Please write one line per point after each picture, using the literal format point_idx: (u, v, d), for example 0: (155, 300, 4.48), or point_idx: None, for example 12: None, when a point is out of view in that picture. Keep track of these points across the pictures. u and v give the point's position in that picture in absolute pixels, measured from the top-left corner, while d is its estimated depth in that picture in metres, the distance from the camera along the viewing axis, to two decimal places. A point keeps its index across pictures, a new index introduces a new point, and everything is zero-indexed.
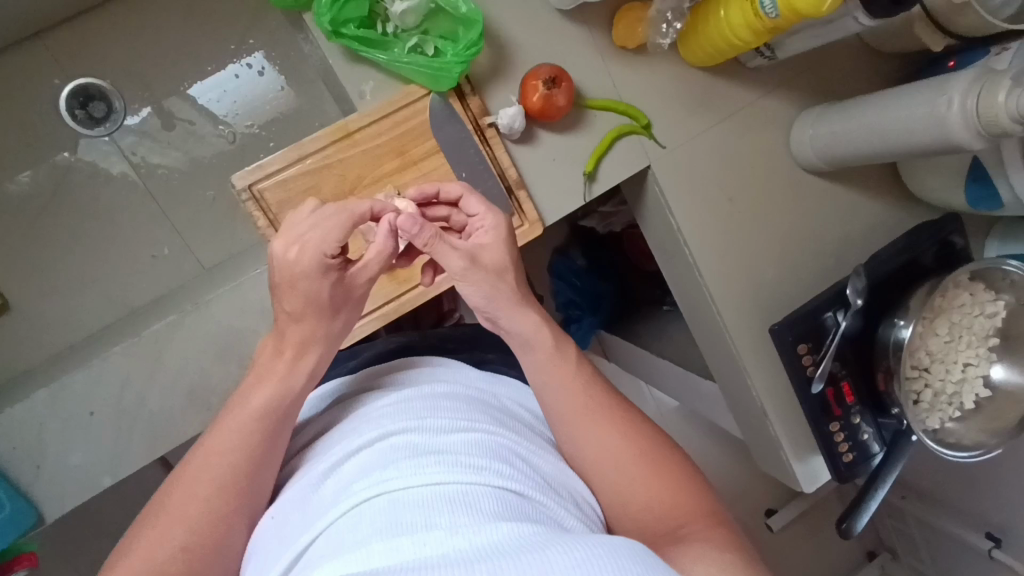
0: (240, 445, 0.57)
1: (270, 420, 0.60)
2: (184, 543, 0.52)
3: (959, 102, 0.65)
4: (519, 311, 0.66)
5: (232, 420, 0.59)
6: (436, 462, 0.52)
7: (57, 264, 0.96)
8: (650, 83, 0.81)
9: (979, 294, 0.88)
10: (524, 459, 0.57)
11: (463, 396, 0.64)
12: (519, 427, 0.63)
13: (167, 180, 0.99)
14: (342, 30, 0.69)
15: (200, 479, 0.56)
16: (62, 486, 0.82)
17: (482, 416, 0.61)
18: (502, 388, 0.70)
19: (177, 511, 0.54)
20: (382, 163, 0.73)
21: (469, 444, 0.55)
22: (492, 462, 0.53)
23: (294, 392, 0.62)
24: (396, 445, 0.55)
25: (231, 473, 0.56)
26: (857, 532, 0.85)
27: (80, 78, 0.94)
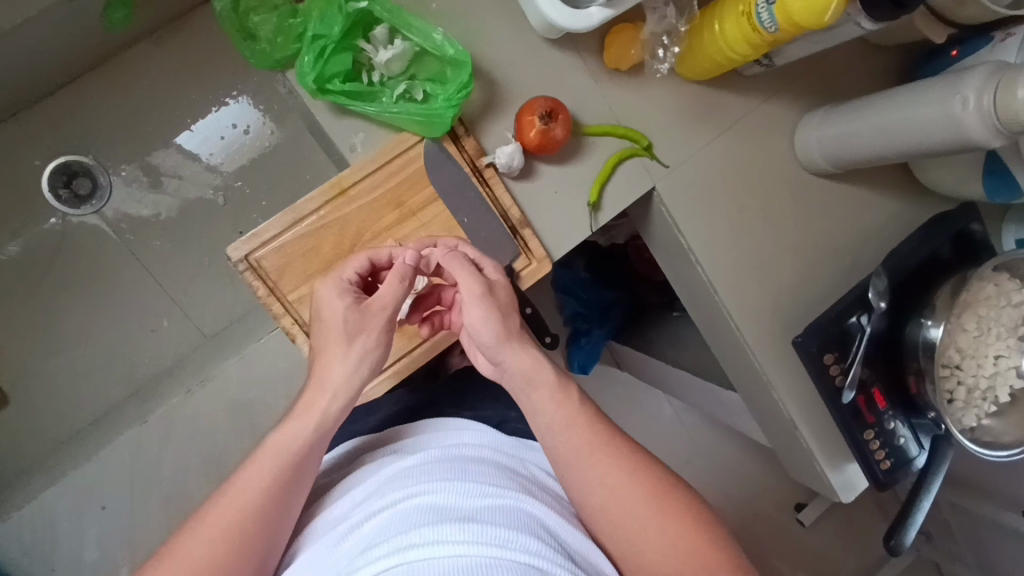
0: (256, 498, 0.56)
1: (290, 471, 0.58)
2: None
3: (975, 101, 0.62)
4: (519, 349, 0.63)
5: (255, 464, 0.58)
6: (460, 529, 0.49)
7: (53, 349, 0.92)
8: (647, 103, 0.79)
9: (1005, 283, 0.85)
10: (552, 533, 0.55)
11: (492, 460, 0.62)
12: (546, 498, 0.60)
13: (158, 249, 0.95)
14: (328, 86, 0.66)
15: (212, 526, 0.55)
16: None
17: (511, 483, 0.59)
18: (530, 454, 0.68)
19: (187, 558, 0.53)
20: (381, 219, 0.70)
21: (496, 511, 0.53)
22: (520, 535, 0.51)
23: (319, 445, 0.60)
24: (420, 506, 0.53)
25: (242, 525, 0.55)
26: (906, 546, 0.83)
27: (61, 156, 0.91)
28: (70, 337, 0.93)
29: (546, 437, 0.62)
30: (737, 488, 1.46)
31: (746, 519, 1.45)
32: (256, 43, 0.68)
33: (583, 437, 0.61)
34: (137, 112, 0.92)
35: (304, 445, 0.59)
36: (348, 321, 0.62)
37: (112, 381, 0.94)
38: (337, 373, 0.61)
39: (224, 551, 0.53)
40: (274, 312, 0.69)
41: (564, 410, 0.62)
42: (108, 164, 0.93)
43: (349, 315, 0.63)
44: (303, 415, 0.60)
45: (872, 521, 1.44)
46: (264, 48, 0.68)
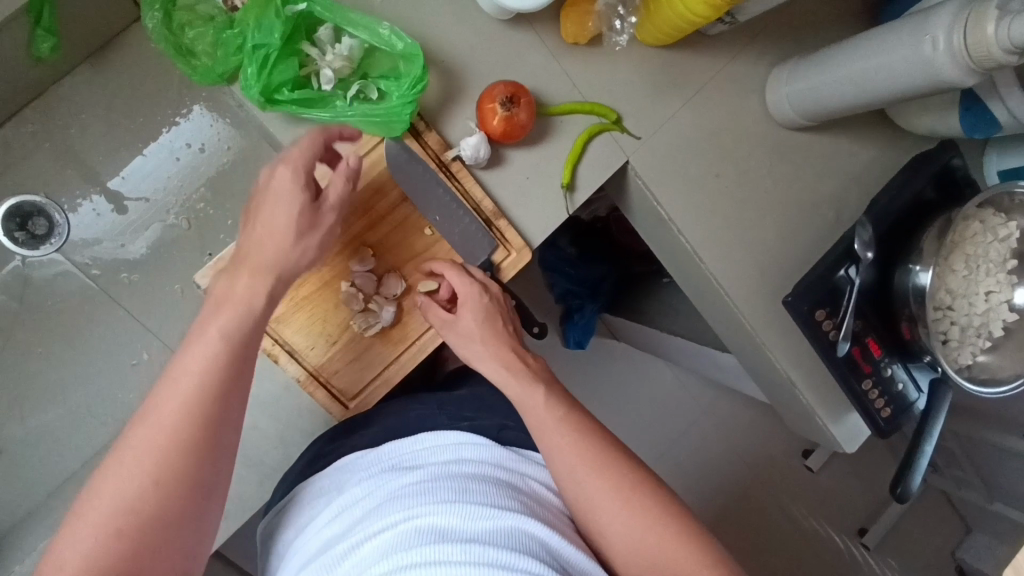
0: (185, 395, 0.52)
1: (227, 359, 0.55)
2: (156, 498, 0.51)
3: (945, 41, 0.60)
4: (487, 360, 0.68)
5: (185, 367, 0.53)
6: (461, 552, 0.51)
7: (35, 394, 0.90)
8: (612, 76, 0.76)
9: (990, 219, 0.84)
10: (553, 554, 0.55)
11: (491, 475, 0.62)
12: (546, 514, 0.61)
13: (131, 281, 0.92)
14: (277, 96, 0.64)
15: (158, 429, 0.52)
16: None
17: (512, 499, 0.59)
18: (531, 469, 0.67)
19: (129, 467, 0.51)
20: (355, 223, 0.69)
21: (497, 533, 0.54)
22: (521, 557, 0.52)
23: (243, 358, 0.56)
24: (421, 529, 0.54)
25: (196, 418, 0.52)
26: (914, 492, 0.82)
27: (12, 198, 0.87)
28: (52, 379, 0.90)
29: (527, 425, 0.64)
30: (742, 444, 1.48)
31: (756, 473, 1.46)
32: (196, 59, 0.66)
33: (558, 438, 0.63)
34: (87, 140, 0.88)
35: (230, 346, 0.55)
36: (300, 219, 0.61)
37: (101, 420, 0.91)
38: (280, 262, 0.60)
39: (186, 439, 0.52)
40: None
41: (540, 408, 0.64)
42: (62, 200, 0.90)
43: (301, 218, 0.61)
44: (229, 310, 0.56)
45: (878, 461, 1.46)
46: (206, 63, 0.66)
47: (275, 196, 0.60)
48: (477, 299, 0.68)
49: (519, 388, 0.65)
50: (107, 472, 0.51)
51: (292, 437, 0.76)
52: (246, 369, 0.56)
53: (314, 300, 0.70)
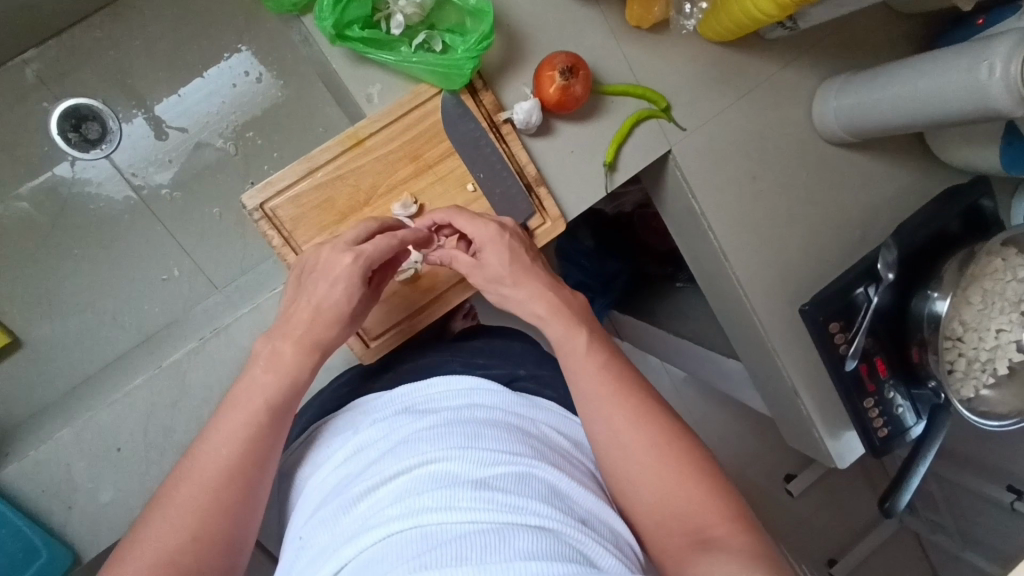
0: (243, 437, 0.57)
1: (274, 404, 0.59)
2: (200, 538, 0.54)
3: (1002, 68, 0.61)
4: (526, 288, 0.67)
5: (232, 413, 0.58)
6: (471, 496, 0.53)
7: (58, 296, 0.91)
8: (668, 64, 0.77)
9: (1012, 258, 0.86)
10: (562, 497, 0.57)
11: (504, 424, 0.64)
12: (557, 459, 0.63)
13: (169, 201, 0.94)
14: (347, 32, 0.65)
15: (204, 471, 0.56)
16: (97, 530, 0.74)
17: (523, 448, 0.61)
18: (542, 417, 0.70)
19: (188, 505, 0.55)
20: (399, 169, 0.70)
21: (509, 479, 0.56)
22: (531, 501, 0.54)
23: (297, 394, 0.61)
24: (435, 473, 0.56)
25: (250, 457, 0.57)
26: (900, 510, 0.84)
27: (69, 99, 0.89)
28: (78, 286, 0.92)
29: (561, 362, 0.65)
30: (730, 456, 1.49)
31: (739, 486, 1.47)
32: None
33: (601, 383, 0.63)
34: (145, 56, 0.90)
35: (276, 391, 0.59)
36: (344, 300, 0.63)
37: (119, 333, 0.93)
38: (319, 330, 0.62)
39: (236, 471, 0.56)
40: (287, 262, 0.69)
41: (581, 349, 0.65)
42: (117, 109, 0.91)
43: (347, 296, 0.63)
44: (279, 357, 0.60)
45: (860, 491, 1.48)
46: None
47: (320, 283, 0.62)
48: (498, 238, 0.68)
49: (563, 329, 0.65)
50: (161, 517, 0.54)
51: None
52: (293, 409, 0.61)
53: None
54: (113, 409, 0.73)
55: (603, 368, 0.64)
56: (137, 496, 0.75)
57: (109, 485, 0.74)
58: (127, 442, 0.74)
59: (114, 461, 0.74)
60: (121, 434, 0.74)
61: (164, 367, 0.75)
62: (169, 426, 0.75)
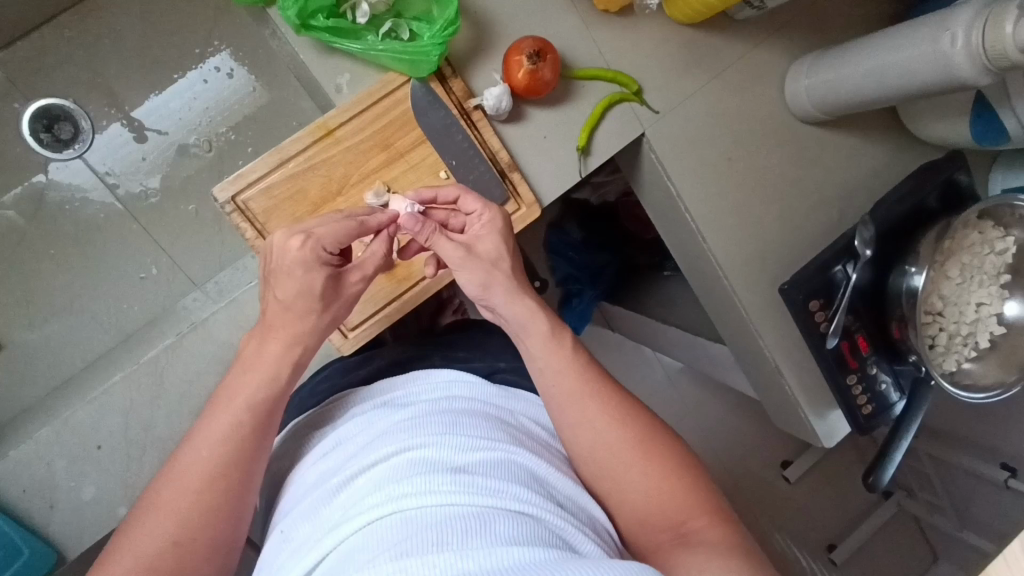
0: (226, 441, 0.58)
1: (259, 407, 0.59)
2: (183, 543, 0.55)
3: (964, 38, 0.62)
4: (514, 298, 0.66)
5: (219, 416, 0.58)
6: (451, 481, 0.53)
7: (38, 299, 0.91)
8: (638, 47, 0.78)
9: (989, 231, 0.86)
10: (542, 483, 0.58)
11: (482, 413, 0.65)
12: (536, 447, 0.64)
13: (148, 202, 0.95)
14: (312, 22, 0.65)
15: (191, 474, 0.57)
16: (79, 528, 0.75)
17: (501, 435, 0.62)
18: (520, 405, 0.71)
19: (171, 510, 0.55)
20: (370, 158, 0.70)
21: (488, 465, 0.56)
22: (510, 485, 0.55)
23: (281, 396, 0.61)
24: (414, 460, 0.56)
25: (233, 460, 0.57)
26: (885, 485, 0.85)
27: (40, 100, 0.89)
28: (57, 288, 0.92)
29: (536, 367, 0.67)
30: (723, 443, 1.50)
31: (732, 472, 1.47)
32: None
33: (580, 387, 0.66)
34: (117, 56, 0.90)
35: (261, 395, 0.60)
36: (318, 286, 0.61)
37: (100, 335, 0.93)
38: (301, 326, 0.62)
39: (219, 476, 0.57)
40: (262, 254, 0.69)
41: (555, 356, 0.66)
42: (89, 110, 0.92)
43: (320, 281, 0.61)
44: (263, 362, 0.61)
45: (854, 474, 1.48)
46: None
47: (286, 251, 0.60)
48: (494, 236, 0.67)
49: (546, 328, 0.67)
50: (144, 523, 0.55)
51: None
52: (278, 411, 0.61)
53: None
54: (92, 407, 0.74)
55: (582, 372, 0.67)
56: (119, 493, 0.75)
57: (91, 482, 0.74)
58: (107, 439, 0.75)
59: (95, 459, 0.74)
60: (101, 431, 0.74)
61: (143, 363, 0.75)
62: (150, 422, 0.75)
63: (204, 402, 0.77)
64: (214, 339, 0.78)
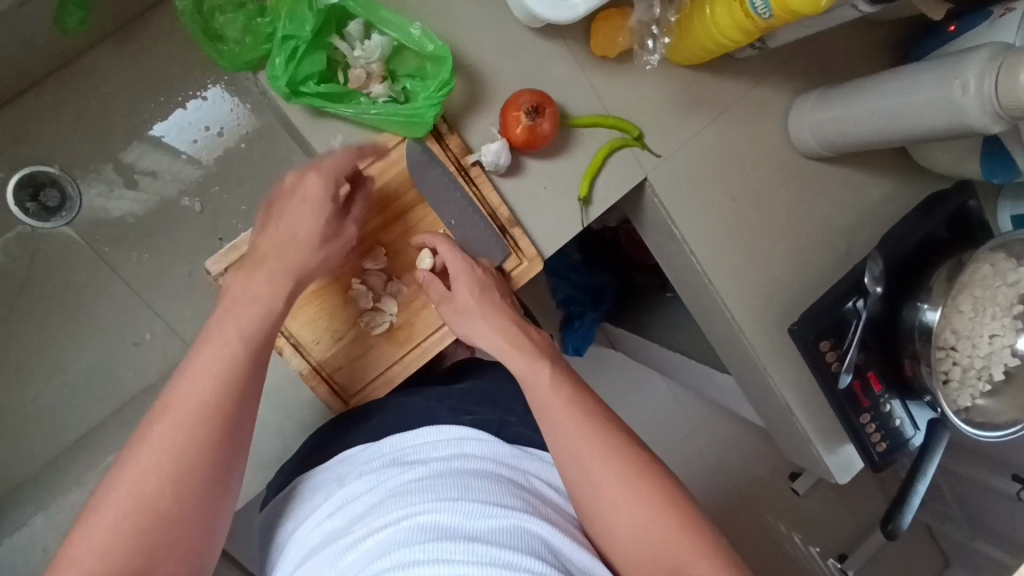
0: (213, 391, 0.53)
1: (233, 387, 0.54)
2: (165, 506, 0.50)
3: (976, 86, 0.60)
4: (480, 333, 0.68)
5: (203, 357, 0.54)
6: (465, 550, 0.51)
7: (33, 365, 0.90)
8: (638, 92, 0.76)
9: (1000, 263, 0.83)
10: (557, 553, 0.56)
11: (495, 473, 0.63)
12: (549, 513, 0.62)
13: (137, 263, 0.92)
14: (302, 88, 0.63)
15: (175, 423, 0.52)
16: None
17: (514, 497, 0.60)
18: (533, 465, 0.69)
19: (152, 466, 0.50)
20: (367, 221, 0.69)
21: (501, 532, 0.54)
22: (524, 555, 0.53)
23: (263, 347, 0.57)
24: (423, 526, 0.54)
25: (217, 417, 0.53)
26: (903, 530, 0.83)
27: (25, 167, 0.87)
28: (51, 354, 0.90)
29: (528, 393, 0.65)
30: (731, 462, 1.48)
31: (743, 496, 1.45)
32: (222, 44, 0.64)
33: (569, 419, 0.63)
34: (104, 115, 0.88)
35: (231, 377, 0.54)
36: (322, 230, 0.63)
37: (98, 398, 0.91)
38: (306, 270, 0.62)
39: (202, 431, 0.52)
40: None
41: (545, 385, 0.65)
42: (75, 174, 0.89)
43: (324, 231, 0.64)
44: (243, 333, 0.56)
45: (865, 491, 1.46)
46: (232, 49, 0.64)
47: (306, 221, 0.62)
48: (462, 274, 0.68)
49: (524, 366, 0.66)
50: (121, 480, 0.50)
51: (292, 428, 0.77)
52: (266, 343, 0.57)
53: (326, 295, 0.70)
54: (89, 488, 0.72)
55: (571, 400, 0.64)
56: None
57: None
58: None
59: None
60: None
61: None
62: None
63: None
64: None
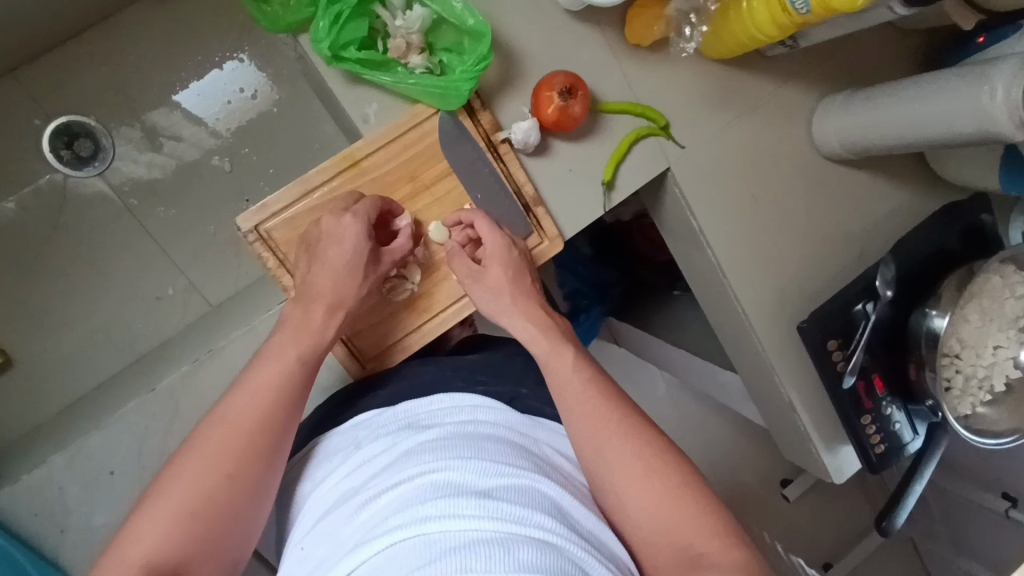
0: (258, 415, 0.59)
1: (278, 413, 0.60)
2: (202, 513, 0.55)
3: (1004, 92, 0.61)
4: (513, 320, 0.69)
5: (251, 387, 0.60)
6: (476, 505, 0.52)
7: (54, 314, 0.93)
8: (668, 83, 0.77)
9: (1010, 275, 0.85)
10: (566, 514, 0.57)
11: (508, 439, 0.64)
12: (559, 477, 0.63)
13: (163, 217, 0.97)
14: (343, 53, 0.64)
15: (222, 443, 0.57)
16: (88, 554, 0.75)
17: (526, 461, 0.61)
18: (542, 434, 0.70)
19: (195, 478, 0.56)
20: (395, 190, 0.70)
21: (511, 491, 0.55)
22: (533, 512, 0.54)
23: (303, 381, 0.62)
24: (436, 483, 0.55)
25: (259, 436, 0.59)
26: (897, 528, 0.85)
27: (62, 116, 0.92)
28: (73, 305, 0.94)
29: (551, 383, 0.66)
30: (729, 467, 1.47)
31: (737, 498, 1.46)
32: (267, 5, 0.65)
33: (592, 406, 0.64)
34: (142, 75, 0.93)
35: (277, 404, 0.60)
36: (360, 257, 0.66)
37: (116, 352, 0.95)
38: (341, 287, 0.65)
39: (242, 450, 0.57)
40: (283, 283, 0.68)
41: (567, 373, 0.66)
42: (109, 126, 0.94)
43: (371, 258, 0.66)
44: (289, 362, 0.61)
45: (856, 500, 1.47)
46: (276, 10, 0.65)
47: (358, 230, 0.64)
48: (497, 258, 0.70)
49: (548, 352, 0.67)
50: (168, 489, 0.55)
51: None
52: (310, 376, 0.63)
53: None
54: (105, 433, 0.73)
55: (591, 386, 0.66)
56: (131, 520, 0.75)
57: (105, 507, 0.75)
58: (121, 465, 0.74)
59: (107, 485, 0.74)
60: (114, 456, 0.74)
61: (157, 391, 0.74)
62: (163, 447, 0.75)
63: None
64: (228, 365, 0.76)
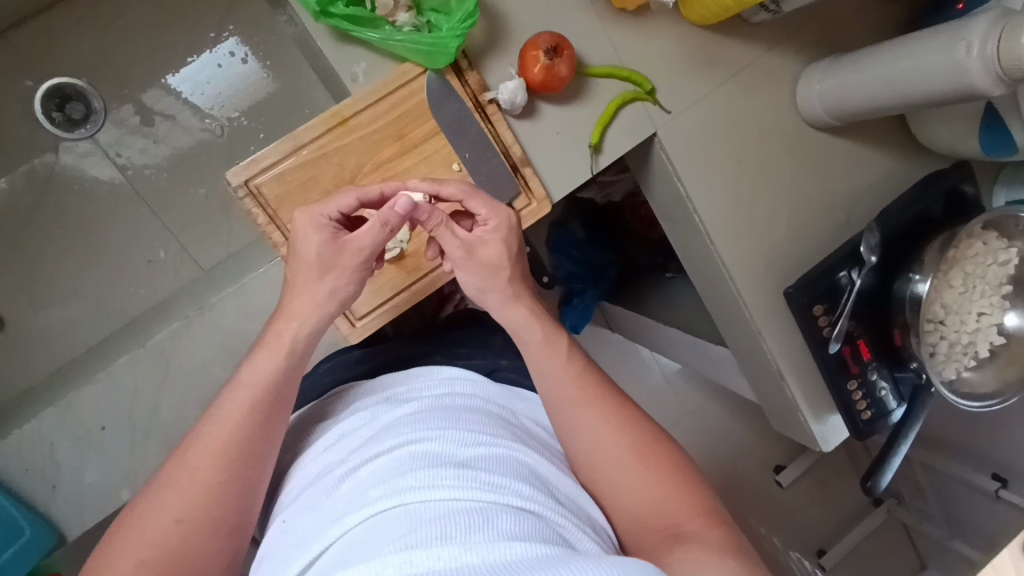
0: (237, 422, 0.58)
1: (255, 423, 0.59)
2: (186, 521, 0.55)
3: (979, 48, 0.62)
4: (507, 304, 0.69)
5: (232, 395, 0.60)
6: (455, 475, 0.52)
7: (49, 279, 0.99)
8: (653, 47, 0.78)
9: (992, 242, 0.86)
10: (543, 480, 0.58)
11: (485, 410, 0.65)
12: (536, 446, 0.64)
13: (156, 180, 1.02)
14: (331, 9, 0.65)
15: (202, 454, 0.57)
16: (81, 502, 0.81)
17: (503, 432, 0.62)
18: (519, 405, 0.71)
19: (181, 486, 0.56)
20: (385, 148, 0.71)
21: (490, 460, 0.55)
22: (512, 482, 0.54)
23: (282, 391, 0.61)
24: (416, 453, 0.55)
25: (239, 443, 0.58)
26: (882, 489, 0.87)
27: (55, 78, 0.96)
28: (68, 275, 0.99)
29: (537, 375, 0.67)
30: (720, 447, 1.48)
31: (729, 479, 1.46)
32: None
33: (574, 390, 0.66)
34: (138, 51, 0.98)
35: (237, 431, 0.58)
36: (322, 258, 0.64)
37: (107, 318, 1.00)
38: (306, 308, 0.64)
39: (222, 457, 0.57)
40: (272, 240, 0.69)
41: (557, 359, 0.67)
42: (101, 91, 0.98)
43: (324, 251, 0.63)
44: (248, 387, 0.60)
45: (849, 481, 1.47)
46: None
47: (300, 226, 0.64)
48: (494, 234, 0.69)
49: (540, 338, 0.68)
50: (153, 500, 0.56)
51: None
52: (289, 389, 0.62)
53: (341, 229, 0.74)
54: (96, 389, 0.82)
55: (578, 375, 0.67)
56: (119, 473, 0.82)
57: (96, 463, 0.82)
58: (110, 422, 0.82)
59: (100, 440, 0.82)
60: (104, 413, 0.82)
61: (149, 347, 0.82)
62: (153, 404, 0.83)
63: (211, 384, 0.85)
64: (222, 322, 0.84)
